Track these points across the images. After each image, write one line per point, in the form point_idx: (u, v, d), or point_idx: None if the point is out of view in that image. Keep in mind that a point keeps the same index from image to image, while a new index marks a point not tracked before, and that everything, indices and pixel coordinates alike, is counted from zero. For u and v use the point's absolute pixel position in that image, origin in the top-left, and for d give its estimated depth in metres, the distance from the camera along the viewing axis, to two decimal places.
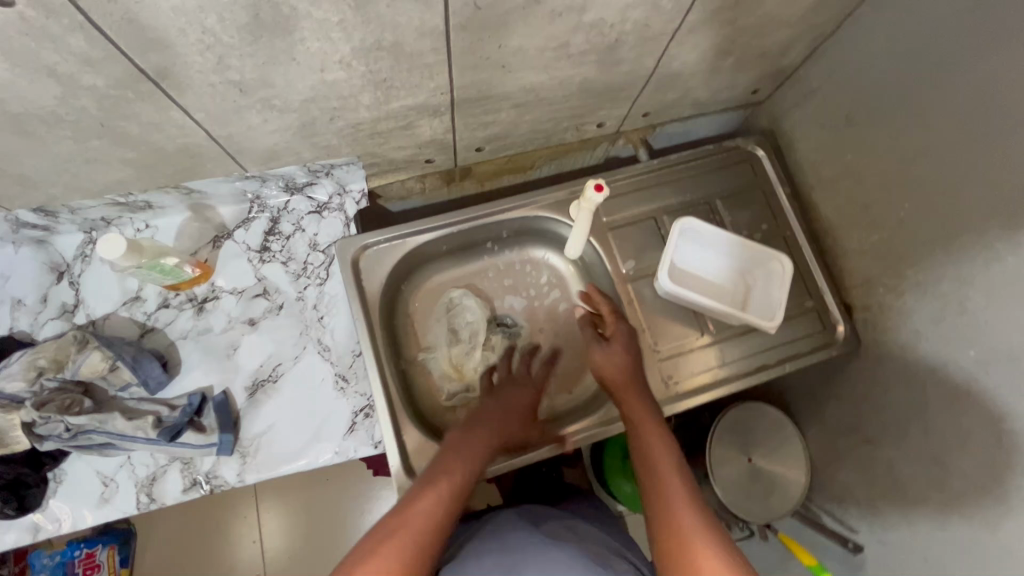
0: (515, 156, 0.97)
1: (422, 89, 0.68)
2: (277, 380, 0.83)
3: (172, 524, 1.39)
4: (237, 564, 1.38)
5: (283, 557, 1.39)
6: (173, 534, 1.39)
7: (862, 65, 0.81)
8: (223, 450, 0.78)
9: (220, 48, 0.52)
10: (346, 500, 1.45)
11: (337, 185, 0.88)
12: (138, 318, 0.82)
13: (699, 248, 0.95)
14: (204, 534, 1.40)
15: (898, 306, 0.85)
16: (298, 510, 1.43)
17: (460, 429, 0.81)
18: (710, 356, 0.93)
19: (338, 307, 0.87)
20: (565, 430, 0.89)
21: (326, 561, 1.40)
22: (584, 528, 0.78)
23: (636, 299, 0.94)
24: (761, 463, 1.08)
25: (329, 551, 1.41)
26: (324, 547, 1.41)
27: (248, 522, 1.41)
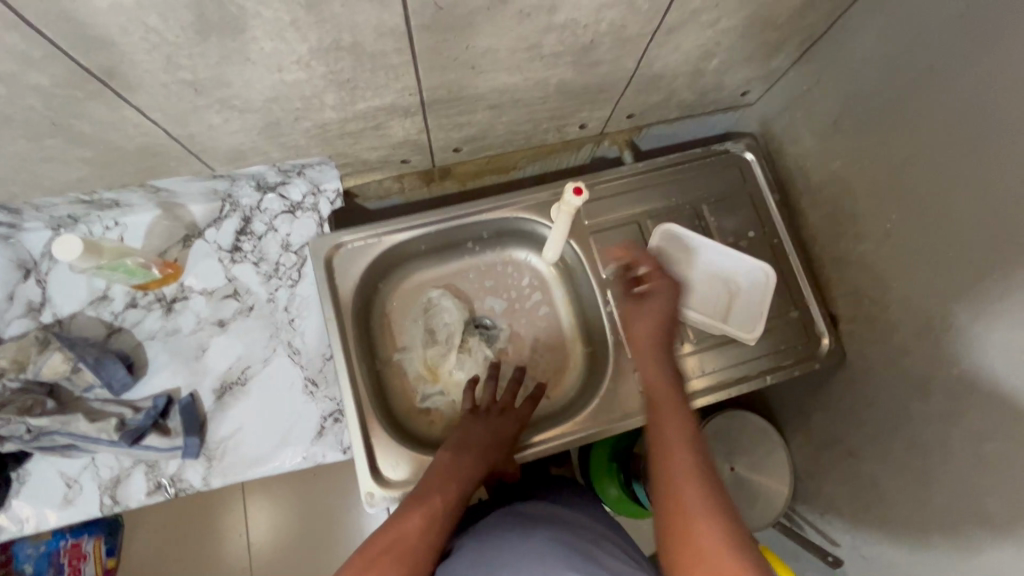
0: (495, 157, 0.95)
1: (389, 89, 0.66)
2: (246, 383, 0.82)
3: (156, 517, 1.39)
4: (221, 558, 1.38)
5: (266, 552, 1.39)
6: (158, 527, 1.39)
7: (852, 69, 0.78)
8: (188, 453, 0.77)
9: (167, 47, 0.51)
10: (331, 498, 1.44)
11: (310, 184, 0.86)
12: (106, 318, 0.81)
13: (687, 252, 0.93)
14: (189, 528, 1.40)
15: (884, 319, 0.83)
16: (282, 506, 1.43)
17: (447, 454, 0.76)
18: (692, 365, 0.91)
19: (310, 310, 0.86)
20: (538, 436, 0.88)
21: (309, 557, 1.40)
22: (569, 515, 0.78)
23: (616, 305, 0.92)
24: (744, 473, 1.06)
25: (313, 547, 1.41)
26: (308, 543, 1.41)
27: (233, 517, 1.41)
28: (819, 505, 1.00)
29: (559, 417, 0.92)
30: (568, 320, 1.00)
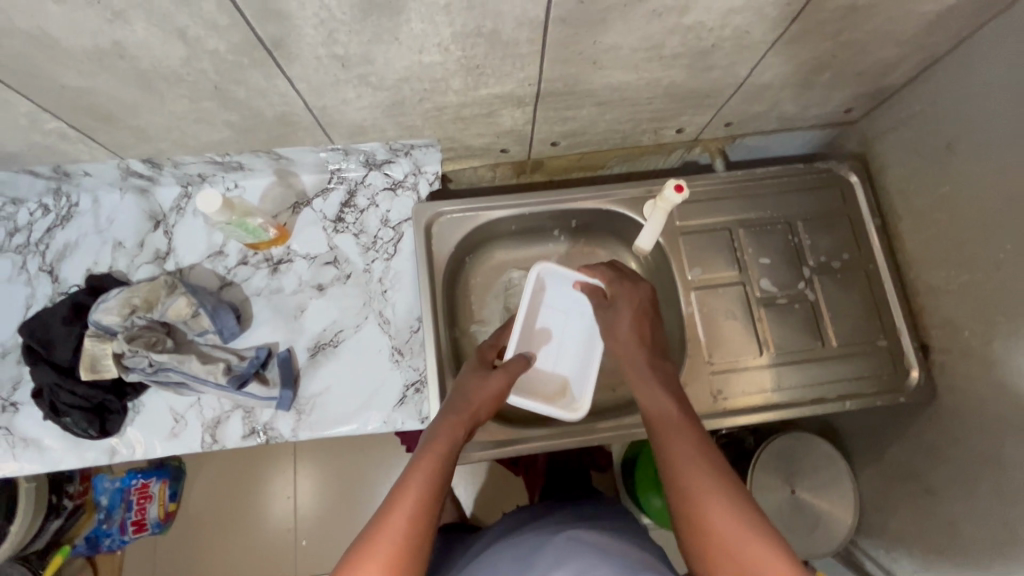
0: (588, 154, 0.97)
1: (512, 78, 0.69)
2: (337, 346, 0.86)
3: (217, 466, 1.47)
4: (271, 513, 1.45)
5: (313, 516, 1.45)
6: (218, 477, 1.47)
7: (973, 92, 0.76)
8: (281, 405, 0.82)
9: (332, 23, 0.55)
10: (379, 471, 1.48)
11: (414, 165, 0.90)
12: (220, 271, 0.87)
13: (566, 282, 0.92)
14: (244, 482, 1.47)
15: (982, 352, 0.80)
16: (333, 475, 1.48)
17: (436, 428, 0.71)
18: (766, 379, 0.90)
19: (402, 283, 0.90)
20: (597, 424, 0.89)
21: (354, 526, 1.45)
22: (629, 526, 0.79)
23: (697, 308, 0.92)
24: (805, 496, 1.04)
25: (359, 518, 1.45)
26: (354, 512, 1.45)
27: (285, 477, 1.47)
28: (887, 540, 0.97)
29: (623, 410, 0.93)
30: None
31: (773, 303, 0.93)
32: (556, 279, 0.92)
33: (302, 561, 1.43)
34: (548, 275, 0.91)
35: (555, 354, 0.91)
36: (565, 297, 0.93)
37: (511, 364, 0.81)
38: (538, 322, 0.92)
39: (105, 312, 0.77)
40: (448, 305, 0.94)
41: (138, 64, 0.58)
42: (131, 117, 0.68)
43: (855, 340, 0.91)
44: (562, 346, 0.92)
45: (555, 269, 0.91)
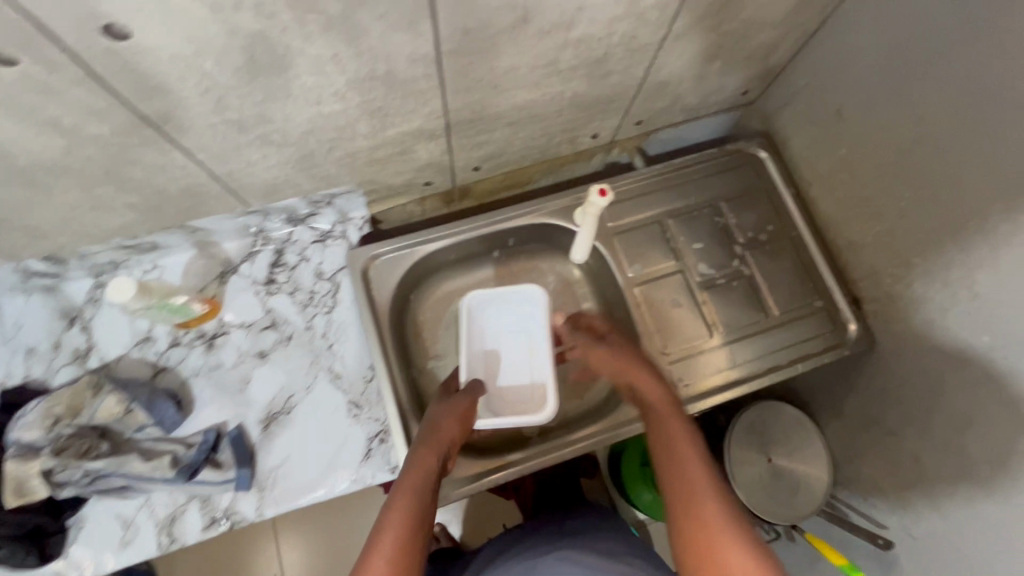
0: (512, 172, 0.98)
1: (417, 114, 0.69)
2: (290, 412, 0.83)
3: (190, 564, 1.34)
4: None
5: None
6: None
7: (849, 60, 0.82)
8: (241, 485, 0.77)
9: (219, 90, 0.54)
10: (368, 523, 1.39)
11: (339, 213, 0.89)
12: (150, 358, 0.82)
13: (500, 304, 0.92)
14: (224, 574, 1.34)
15: (906, 295, 0.85)
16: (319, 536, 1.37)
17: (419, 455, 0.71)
18: (721, 359, 0.92)
19: (347, 334, 0.88)
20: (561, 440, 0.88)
21: None
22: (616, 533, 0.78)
23: (644, 302, 0.94)
24: (782, 463, 1.08)
25: None
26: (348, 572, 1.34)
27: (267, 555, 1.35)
28: (861, 489, 1.01)
29: (593, 416, 0.93)
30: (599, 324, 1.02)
31: (714, 285, 0.96)
32: (490, 304, 0.92)
33: None
34: (480, 306, 0.91)
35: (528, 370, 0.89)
36: (509, 319, 0.93)
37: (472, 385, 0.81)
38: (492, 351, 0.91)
39: (25, 428, 0.72)
40: (401, 345, 0.92)
41: (14, 161, 0.55)
42: (20, 216, 0.64)
43: (795, 306, 0.95)
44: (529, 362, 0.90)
45: (481, 294, 0.90)
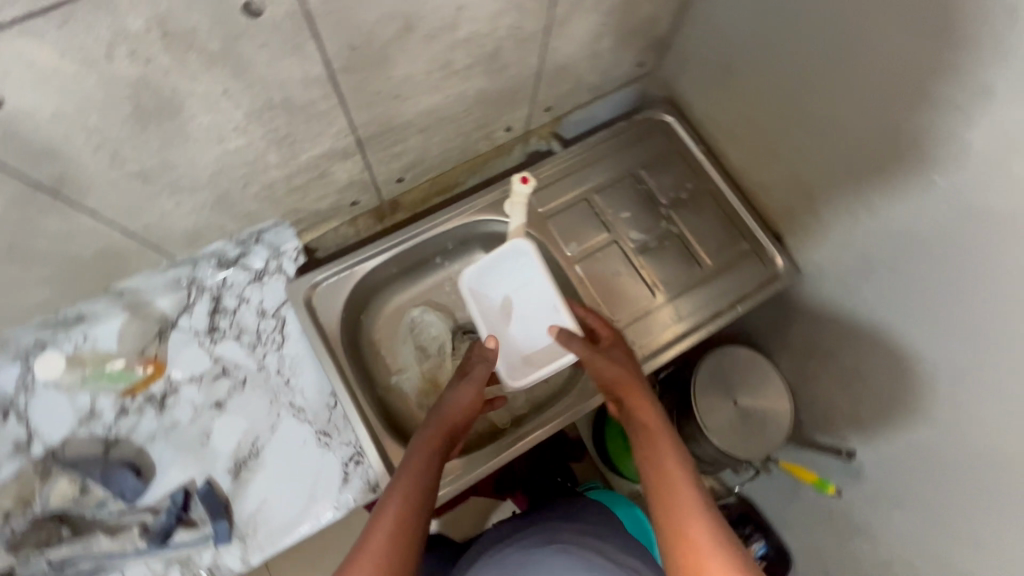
0: (436, 177, 1.00)
1: (326, 136, 0.70)
2: (259, 455, 0.81)
3: None
4: None
5: None
6: None
7: (725, 19, 0.88)
8: (220, 538, 0.76)
9: (111, 144, 0.53)
10: None
11: (270, 249, 0.87)
12: (99, 433, 0.79)
13: (496, 270, 0.91)
14: None
15: (818, 222, 0.92)
16: None
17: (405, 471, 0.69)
18: (667, 315, 0.96)
19: (302, 366, 0.87)
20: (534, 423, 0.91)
21: None
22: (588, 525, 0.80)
23: (586, 277, 0.98)
24: (747, 402, 1.13)
25: None
26: None
27: None
28: (818, 409, 1.08)
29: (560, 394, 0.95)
30: None
31: (648, 248, 1.00)
32: (488, 273, 0.91)
33: None
34: (480, 277, 0.91)
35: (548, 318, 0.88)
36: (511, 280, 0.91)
37: (484, 364, 0.80)
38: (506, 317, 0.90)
39: None
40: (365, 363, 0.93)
41: None
42: None
43: (726, 253, 1.00)
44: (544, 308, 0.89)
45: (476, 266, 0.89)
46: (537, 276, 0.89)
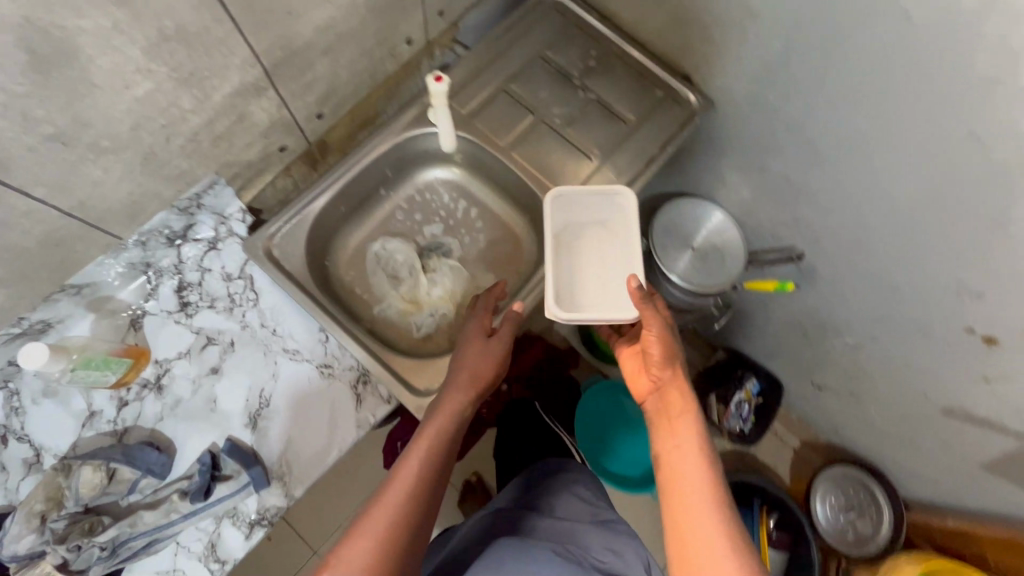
0: (355, 109, 1.01)
1: (232, 69, 0.70)
2: (270, 402, 0.84)
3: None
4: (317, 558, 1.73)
5: None
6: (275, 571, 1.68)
7: None
8: (259, 483, 0.79)
9: (16, 102, 0.54)
10: None
11: (215, 214, 0.86)
12: (107, 428, 0.80)
13: (586, 204, 0.96)
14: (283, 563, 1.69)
15: (715, 49, 0.98)
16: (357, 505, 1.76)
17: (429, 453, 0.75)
18: (608, 172, 1.01)
19: (283, 313, 0.89)
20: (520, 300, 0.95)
21: None
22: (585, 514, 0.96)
23: (524, 160, 1.02)
24: (701, 243, 1.26)
25: None
26: None
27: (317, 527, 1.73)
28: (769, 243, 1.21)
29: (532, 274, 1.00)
30: (500, 206, 1.10)
31: (573, 119, 1.04)
32: (577, 204, 0.96)
33: None
34: (569, 204, 0.96)
35: (615, 273, 0.93)
36: (594, 221, 0.96)
37: (509, 320, 0.87)
38: (574, 253, 0.95)
39: (15, 541, 0.71)
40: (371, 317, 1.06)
41: None
42: None
43: (644, 104, 1.06)
44: (608, 263, 0.94)
45: (569, 195, 0.95)
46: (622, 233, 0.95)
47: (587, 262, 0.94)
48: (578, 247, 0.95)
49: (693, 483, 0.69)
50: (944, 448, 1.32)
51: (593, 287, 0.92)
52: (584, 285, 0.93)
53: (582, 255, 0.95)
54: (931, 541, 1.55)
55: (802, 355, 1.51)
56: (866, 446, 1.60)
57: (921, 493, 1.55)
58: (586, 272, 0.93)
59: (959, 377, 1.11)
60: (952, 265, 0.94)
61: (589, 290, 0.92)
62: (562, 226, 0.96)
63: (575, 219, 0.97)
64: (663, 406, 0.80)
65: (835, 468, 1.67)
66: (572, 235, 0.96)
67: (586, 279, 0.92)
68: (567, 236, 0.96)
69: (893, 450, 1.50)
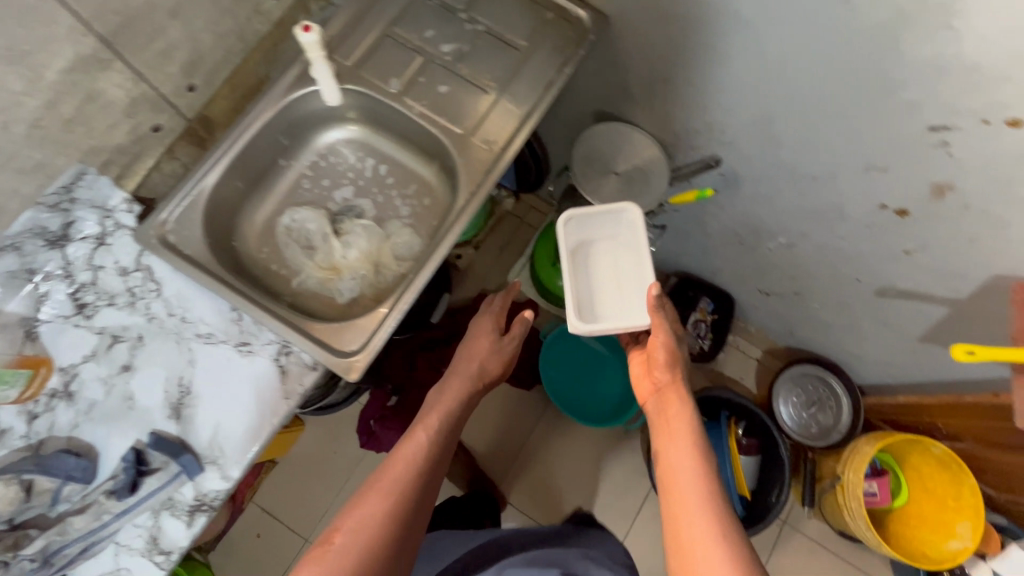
0: (234, 78, 0.94)
1: (59, 41, 0.67)
2: (190, 390, 0.81)
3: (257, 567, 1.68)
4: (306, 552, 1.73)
5: None
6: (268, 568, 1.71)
7: None
8: (191, 469, 0.78)
9: None
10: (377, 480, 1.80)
11: (97, 209, 0.83)
12: (21, 444, 0.78)
13: (594, 222, 1.13)
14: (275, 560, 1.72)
15: None
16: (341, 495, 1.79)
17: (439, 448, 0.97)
18: (508, 104, 0.98)
19: (190, 298, 0.85)
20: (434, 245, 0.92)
21: None
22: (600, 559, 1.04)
23: (420, 105, 0.98)
24: (625, 168, 1.25)
25: None
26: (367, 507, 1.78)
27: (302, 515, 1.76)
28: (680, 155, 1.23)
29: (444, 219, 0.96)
30: (408, 158, 1.08)
31: (465, 54, 1.00)
32: (586, 222, 1.13)
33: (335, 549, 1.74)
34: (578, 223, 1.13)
35: (629, 281, 1.10)
36: (603, 236, 1.14)
37: (516, 323, 1.13)
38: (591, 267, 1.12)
39: None
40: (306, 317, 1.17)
41: None
42: None
43: (536, 28, 1.02)
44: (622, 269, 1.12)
45: (578, 214, 1.11)
46: (629, 243, 1.12)
47: (602, 274, 1.11)
48: (592, 262, 1.12)
49: (686, 475, 0.83)
50: (886, 327, 1.37)
51: (610, 294, 1.09)
52: (604, 295, 1.10)
53: (597, 268, 1.12)
54: (887, 417, 1.63)
55: (745, 265, 1.53)
56: (820, 341, 1.65)
57: (876, 376, 1.62)
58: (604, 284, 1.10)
59: (885, 254, 1.14)
60: (857, 141, 0.95)
61: (609, 300, 1.09)
62: (577, 243, 1.13)
63: (587, 234, 1.14)
64: (667, 411, 0.95)
65: (793, 368, 1.72)
66: (587, 251, 1.13)
67: (604, 289, 1.10)
68: (583, 253, 1.13)
69: (842, 339, 1.56)
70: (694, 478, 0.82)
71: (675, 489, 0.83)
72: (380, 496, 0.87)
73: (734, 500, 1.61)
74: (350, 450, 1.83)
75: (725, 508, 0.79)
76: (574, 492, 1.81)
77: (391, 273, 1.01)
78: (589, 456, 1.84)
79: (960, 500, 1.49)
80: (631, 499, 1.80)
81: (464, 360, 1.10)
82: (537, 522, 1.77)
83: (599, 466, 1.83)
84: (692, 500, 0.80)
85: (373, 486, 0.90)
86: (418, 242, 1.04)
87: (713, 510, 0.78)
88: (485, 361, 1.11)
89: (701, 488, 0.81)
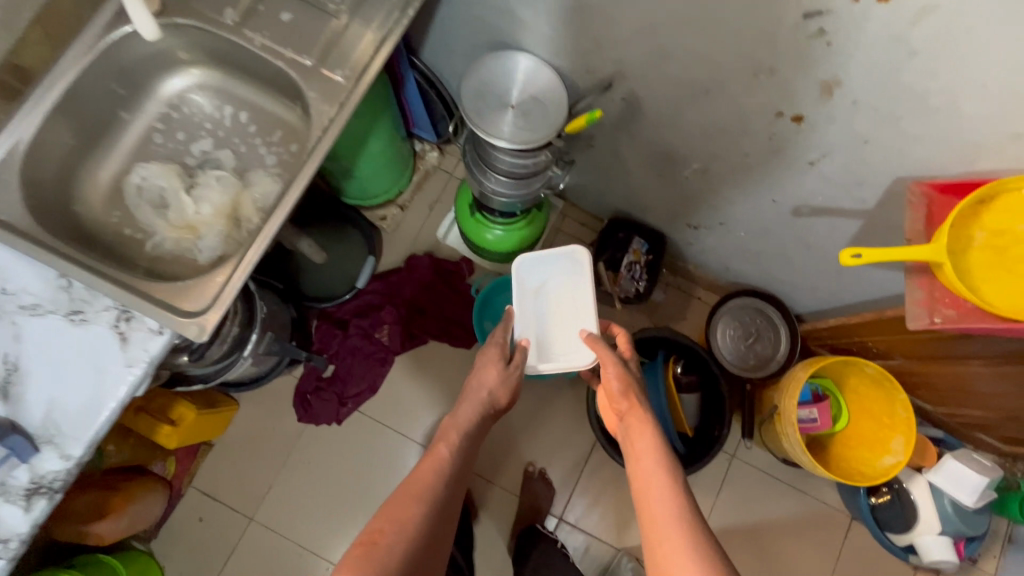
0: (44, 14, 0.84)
1: None
2: (19, 367, 0.75)
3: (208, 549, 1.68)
4: (248, 528, 1.70)
5: (323, 492, 1.74)
6: (210, 546, 1.69)
7: None
8: (21, 452, 0.72)
9: None
10: (316, 448, 1.77)
11: None
12: None
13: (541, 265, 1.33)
14: (216, 538, 1.69)
15: None
16: (281, 467, 1.75)
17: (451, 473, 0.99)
18: (361, 28, 0.89)
19: (10, 266, 0.77)
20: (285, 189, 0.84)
21: (323, 482, 1.75)
22: None
23: (261, 37, 0.88)
24: (521, 100, 1.17)
25: (321, 478, 1.75)
26: (306, 475, 1.75)
27: (240, 492, 1.73)
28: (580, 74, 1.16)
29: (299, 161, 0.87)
30: (267, 103, 0.99)
31: None
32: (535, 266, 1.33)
33: (277, 523, 1.71)
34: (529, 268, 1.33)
35: (581, 316, 1.29)
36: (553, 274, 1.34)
37: (518, 350, 1.19)
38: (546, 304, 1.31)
39: None
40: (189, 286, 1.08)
41: None
42: None
43: None
44: (573, 302, 1.31)
45: (526, 261, 1.32)
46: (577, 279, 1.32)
47: (557, 310, 1.31)
48: (546, 299, 1.32)
49: (654, 488, 0.89)
50: (804, 247, 1.35)
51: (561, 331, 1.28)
52: (559, 330, 1.29)
53: (550, 304, 1.31)
54: (826, 342, 1.61)
55: (669, 197, 1.48)
56: (753, 271, 1.61)
57: (810, 301, 1.59)
58: (558, 320, 1.30)
59: (792, 165, 1.09)
60: (733, 39, 0.90)
61: (564, 334, 1.29)
62: (530, 284, 1.33)
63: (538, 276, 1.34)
64: (631, 427, 1.00)
65: (732, 301, 1.68)
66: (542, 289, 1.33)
67: (557, 323, 1.30)
68: (537, 292, 1.33)
69: (769, 266, 1.53)
70: (665, 492, 0.87)
71: (645, 502, 0.89)
72: (404, 508, 0.90)
73: (677, 439, 1.58)
74: (289, 426, 1.77)
75: (692, 516, 0.84)
76: (522, 445, 1.79)
77: (249, 226, 0.96)
78: (535, 409, 1.81)
79: (894, 418, 1.51)
80: (578, 447, 1.79)
81: (474, 390, 1.13)
82: (486, 480, 1.77)
83: (546, 417, 1.81)
84: (662, 511, 0.85)
85: (409, 497, 0.93)
86: (273, 189, 0.96)
87: (682, 518, 0.84)
88: (495, 388, 1.15)
89: (669, 497, 0.87)
